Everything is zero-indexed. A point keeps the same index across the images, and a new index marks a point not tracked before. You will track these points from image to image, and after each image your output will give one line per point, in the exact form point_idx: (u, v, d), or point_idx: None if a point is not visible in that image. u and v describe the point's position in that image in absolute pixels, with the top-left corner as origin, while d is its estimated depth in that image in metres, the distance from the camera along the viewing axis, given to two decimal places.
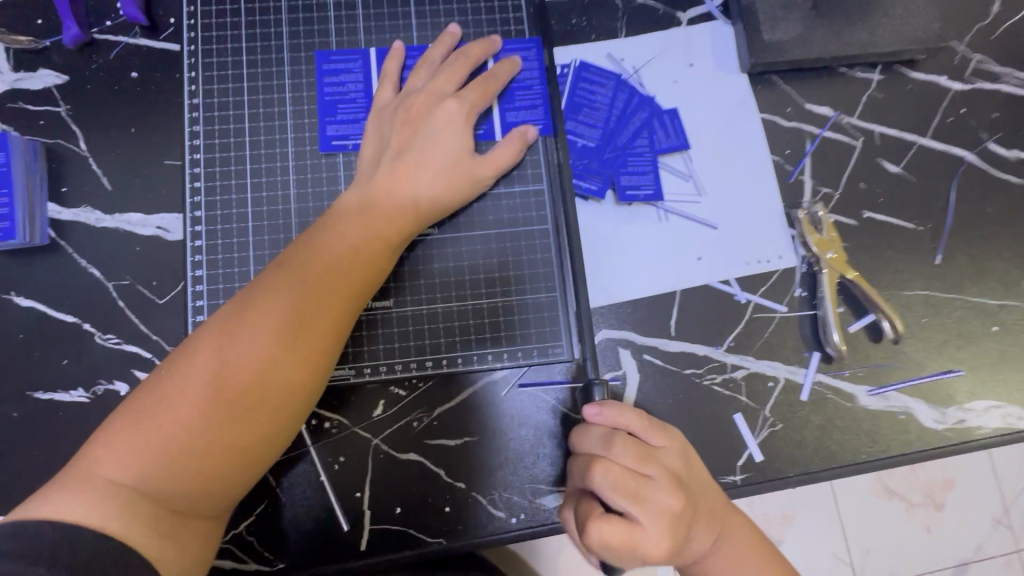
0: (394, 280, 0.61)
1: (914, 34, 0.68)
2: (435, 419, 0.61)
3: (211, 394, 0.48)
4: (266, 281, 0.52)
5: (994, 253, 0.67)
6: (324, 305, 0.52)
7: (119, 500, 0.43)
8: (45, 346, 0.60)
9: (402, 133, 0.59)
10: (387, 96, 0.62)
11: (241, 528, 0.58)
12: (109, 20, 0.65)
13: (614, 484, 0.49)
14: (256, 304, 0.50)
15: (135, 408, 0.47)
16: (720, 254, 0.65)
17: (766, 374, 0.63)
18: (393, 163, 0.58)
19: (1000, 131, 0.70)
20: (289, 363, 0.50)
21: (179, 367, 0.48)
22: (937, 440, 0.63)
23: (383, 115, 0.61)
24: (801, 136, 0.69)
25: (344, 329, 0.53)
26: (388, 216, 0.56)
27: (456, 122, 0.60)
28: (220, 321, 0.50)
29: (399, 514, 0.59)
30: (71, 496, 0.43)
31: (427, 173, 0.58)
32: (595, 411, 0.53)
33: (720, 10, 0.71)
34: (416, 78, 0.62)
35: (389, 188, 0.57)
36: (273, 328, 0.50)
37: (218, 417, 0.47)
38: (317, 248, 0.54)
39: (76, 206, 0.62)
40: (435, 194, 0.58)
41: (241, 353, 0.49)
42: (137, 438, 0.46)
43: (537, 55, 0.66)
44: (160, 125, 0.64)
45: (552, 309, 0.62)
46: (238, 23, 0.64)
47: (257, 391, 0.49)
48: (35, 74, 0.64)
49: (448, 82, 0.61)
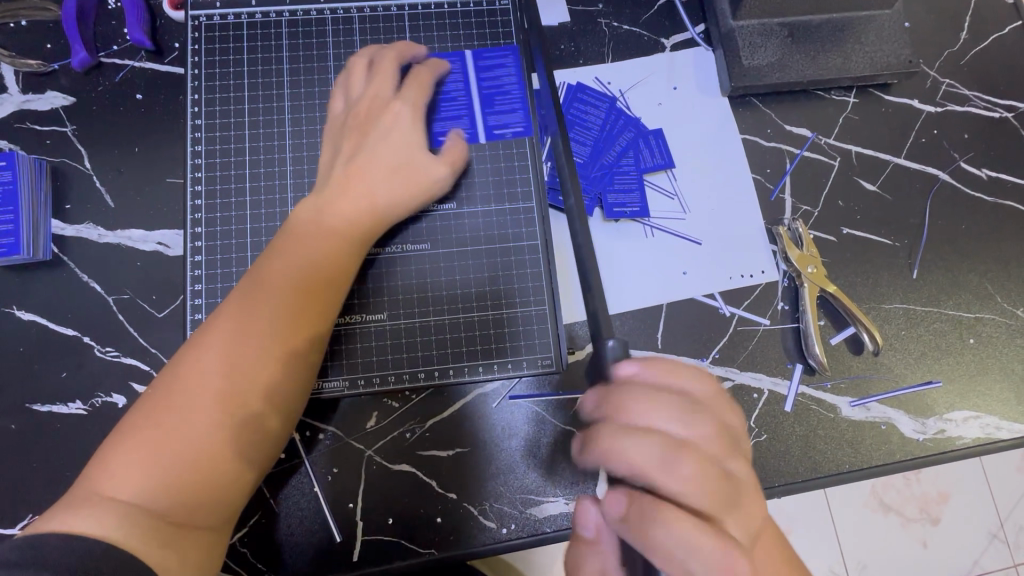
0: (362, 284, 0.62)
1: (887, 59, 0.72)
2: (428, 430, 0.62)
3: (197, 405, 0.48)
4: (240, 292, 0.53)
5: (970, 267, 0.70)
6: (299, 308, 0.53)
7: (118, 514, 0.44)
8: (46, 359, 0.61)
9: (353, 138, 0.60)
10: (338, 106, 0.63)
11: (235, 540, 0.58)
12: (116, 45, 0.68)
13: (701, 476, 0.41)
14: (233, 315, 0.52)
15: (128, 427, 0.48)
16: (706, 269, 0.68)
17: (751, 386, 0.65)
18: (347, 166, 0.59)
19: (971, 151, 0.73)
20: (266, 365, 0.51)
21: (165, 384, 0.49)
22: (917, 450, 0.64)
23: (334, 127, 0.62)
24: (780, 156, 0.71)
25: (319, 330, 0.55)
26: (350, 216, 0.58)
27: (404, 121, 0.61)
28: (201, 335, 0.51)
29: (391, 525, 0.60)
30: (73, 514, 0.43)
31: (381, 171, 0.59)
32: (639, 367, 0.46)
33: (703, 36, 0.74)
34: (353, 85, 0.63)
35: (345, 189, 0.58)
36: (252, 330, 0.51)
37: (203, 427, 0.48)
38: (287, 253, 0.55)
39: (79, 223, 0.64)
40: (392, 191, 0.60)
41: (226, 361, 0.50)
42: (128, 456, 0.46)
43: (514, 62, 0.69)
44: (163, 145, 0.67)
45: (542, 321, 0.63)
46: (240, 48, 0.66)
47: (240, 398, 0.50)
48: (43, 95, 0.66)
49: (385, 82, 0.62)
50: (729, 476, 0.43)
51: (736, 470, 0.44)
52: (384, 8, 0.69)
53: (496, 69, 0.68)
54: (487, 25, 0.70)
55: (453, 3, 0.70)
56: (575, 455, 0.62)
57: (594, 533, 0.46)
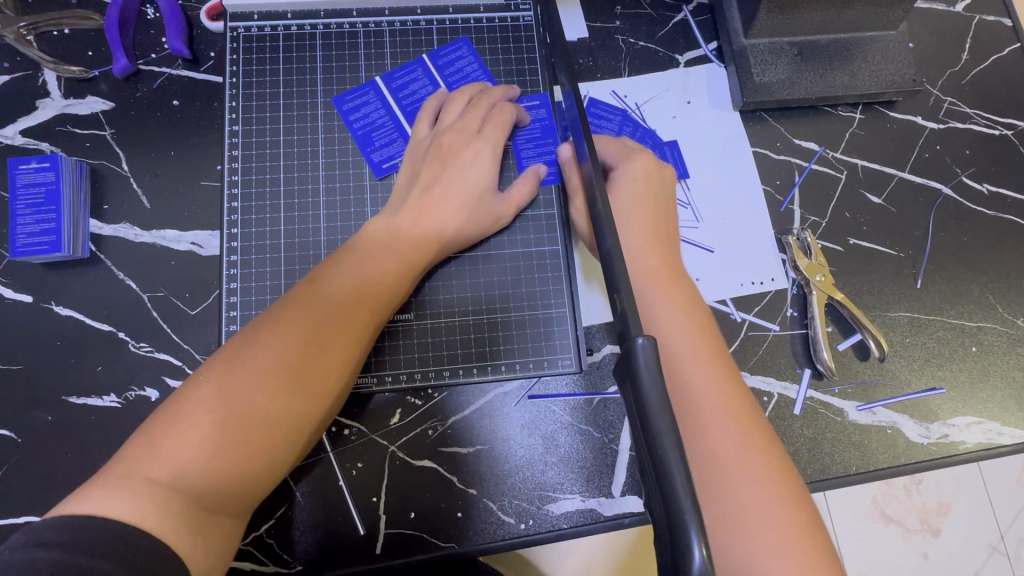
0: (415, 297, 0.65)
1: (892, 78, 0.75)
2: (449, 428, 0.64)
3: (242, 400, 0.50)
4: (297, 296, 0.55)
5: (971, 278, 0.72)
6: (346, 316, 0.55)
7: (156, 497, 0.45)
8: (82, 353, 0.63)
9: (432, 168, 0.63)
10: (423, 130, 0.66)
11: (261, 531, 0.60)
12: (154, 53, 0.71)
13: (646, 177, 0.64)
14: (285, 317, 0.53)
15: (172, 410, 0.49)
16: (718, 276, 0.70)
17: (760, 389, 0.67)
18: (420, 195, 0.62)
19: (972, 166, 0.76)
20: (309, 371, 0.52)
21: (214, 374, 0.51)
22: (921, 454, 0.67)
23: (416, 151, 0.65)
24: (790, 168, 0.74)
25: (364, 342, 0.56)
26: (411, 241, 0.60)
27: (483, 161, 0.64)
28: (253, 331, 0.53)
29: (413, 519, 0.62)
30: (113, 492, 0.44)
31: (454, 206, 0.62)
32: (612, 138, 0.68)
33: (716, 53, 0.78)
34: (447, 116, 0.66)
35: (416, 218, 0.61)
36: (302, 336, 0.53)
37: (245, 423, 0.49)
38: (346, 267, 0.57)
39: (116, 222, 0.66)
40: (460, 224, 0.62)
41: (270, 362, 0.51)
42: (173, 439, 0.47)
43: (468, 51, 0.72)
44: (199, 149, 0.69)
45: (561, 323, 0.66)
46: (275, 58, 0.69)
47: (282, 400, 0.51)
48: (84, 100, 0.69)
49: (474, 119, 0.65)
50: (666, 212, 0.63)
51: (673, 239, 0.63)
52: (413, 22, 0.72)
53: (457, 61, 0.71)
54: (512, 40, 0.73)
55: (479, 18, 0.73)
56: (592, 453, 0.64)
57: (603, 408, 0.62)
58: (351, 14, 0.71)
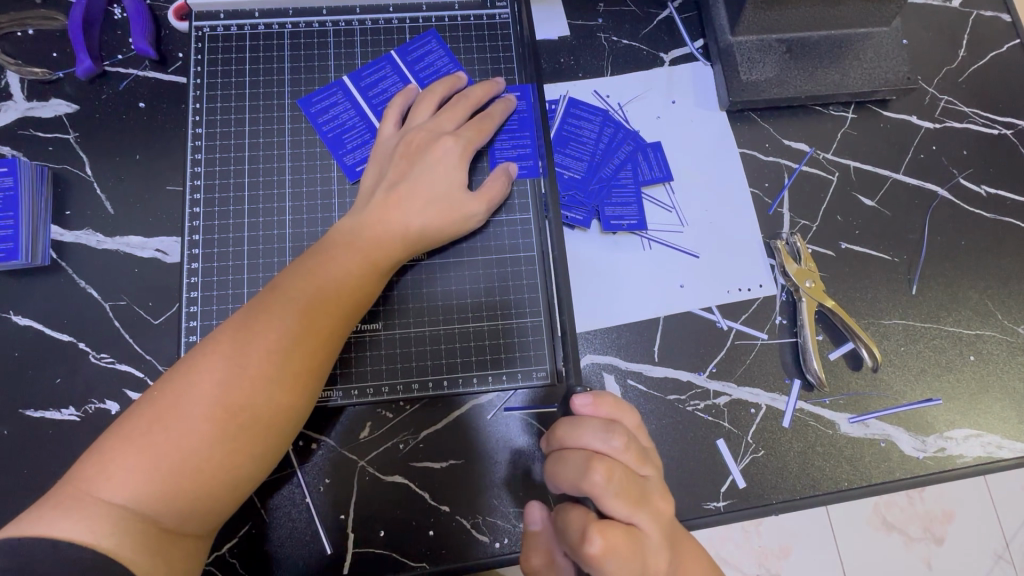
0: (383, 304, 0.63)
1: (885, 76, 0.72)
2: (421, 442, 0.61)
3: (207, 413, 0.47)
4: (262, 303, 0.53)
5: (969, 283, 0.69)
6: (315, 322, 0.53)
7: (113, 519, 0.43)
8: (40, 364, 0.61)
9: (399, 166, 0.61)
10: (390, 131, 0.64)
11: (224, 550, 0.58)
12: (120, 54, 0.69)
13: (620, 490, 0.46)
14: (253, 325, 0.51)
15: (131, 425, 0.47)
16: (703, 282, 0.67)
17: (748, 400, 0.64)
18: (388, 196, 0.60)
19: (969, 167, 0.73)
20: (278, 381, 0.50)
21: (175, 386, 0.48)
22: (917, 468, 0.64)
23: (383, 152, 0.63)
24: (779, 170, 0.72)
25: (332, 349, 0.54)
26: (382, 245, 0.58)
27: (453, 158, 0.62)
28: (217, 339, 0.51)
29: (383, 537, 0.59)
30: (65, 514, 0.43)
31: (419, 204, 0.60)
32: (590, 399, 0.50)
33: (701, 52, 0.75)
34: (417, 115, 0.64)
35: (383, 218, 0.59)
36: (268, 345, 0.50)
37: (209, 437, 0.47)
38: (314, 271, 0.55)
39: (78, 229, 0.64)
40: (428, 224, 0.60)
41: (236, 373, 0.49)
42: (129, 457, 0.45)
43: (438, 45, 0.69)
44: (165, 153, 0.67)
45: (537, 332, 0.64)
46: (243, 58, 0.67)
47: (249, 412, 0.49)
48: (47, 102, 0.67)
49: (446, 119, 0.63)
50: (642, 486, 0.47)
51: (651, 483, 0.49)
52: (386, 20, 0.70)
53: (426, 57, 0.69)
54: (487, 38, 0.71)
55: (454, 16, 0.71)
56: None
57: (538, 526, 0.55)
58: (321, 11, 0.69)
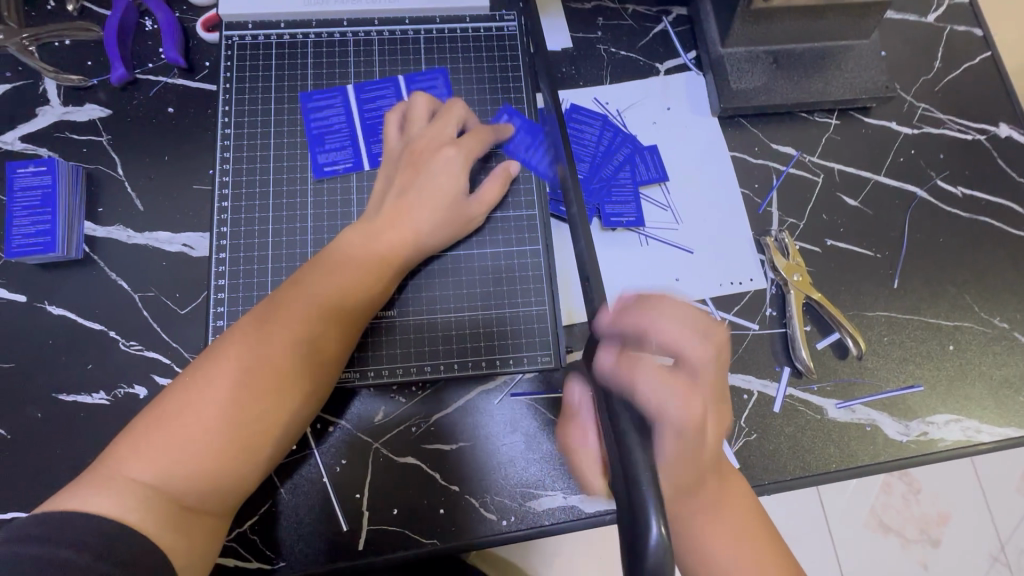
0: (400, 293, 0.67)
1: (865, 85, 0.77)
2: (433, 424, 0.65)
3: (231, 398, 0.51)
4: (281, 298, 0.57)
5: (947, 278, 0.74)
6: (331, 315, 0.57)
7: (140, 496, 0.46)
8: (73, 351, 0.64)
9: (405, 173, 0.65)
10: (393, 139, 0.67)
11: (245, 527, 0.61)
12: (151, 62, 0.74)
13: (662, 381, 0.47)
14: (275, 317, 0.55)
15: (160, 410, 0.50)
16: (698, 276, 0.72)
17: (741, 387, 0.68)
18: (397, 199, 0.64)
19: (946, 170, 0.78)
20: (297, 368, 0.54)
21: (202, 374, 0.52)
22: (901, 451, 0.67)
23: (389, 159, 0.66)
24: (768, 171, 0.76)
25: (345, 341, 0.58)
26: (392, 245, 0.62)
27: (456, 165, 0.65)
28: (240, 331, 0.54)
29: (396, 515, 0.62)
30: (96, 493, 0.45)
31: (427, 208, 0.63)
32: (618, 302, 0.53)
33: (695, 61, 0.80)
34: (418, 122, 0.67)
35: (393, 220, 0.62)
36: (288, 336, 0.54)
37: (233, 419, 0.50)
38: (330, 269, 0.59)
39: (110, 224, 0.68)
40: (435, 226, 0.64)
41: (258, 360, 0.53)
42: (160, 439, 0.48)
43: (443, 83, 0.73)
44: (192, 153, 0.71)
45: (542, 320, 0.68)
46: (268, 65, 0.72)
47: (270, 398, 0.52)
48: (82, 107, 0.72)
49: (446, 126, 0.66)
50: (686, 386, 0.48)
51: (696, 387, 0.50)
52: (401, 31, 0.75)
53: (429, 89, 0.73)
54: (496, 49, 0.76)
55: (465, 28, 0.76)
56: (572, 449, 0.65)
57: None
58: (342, 23, 0.74)
